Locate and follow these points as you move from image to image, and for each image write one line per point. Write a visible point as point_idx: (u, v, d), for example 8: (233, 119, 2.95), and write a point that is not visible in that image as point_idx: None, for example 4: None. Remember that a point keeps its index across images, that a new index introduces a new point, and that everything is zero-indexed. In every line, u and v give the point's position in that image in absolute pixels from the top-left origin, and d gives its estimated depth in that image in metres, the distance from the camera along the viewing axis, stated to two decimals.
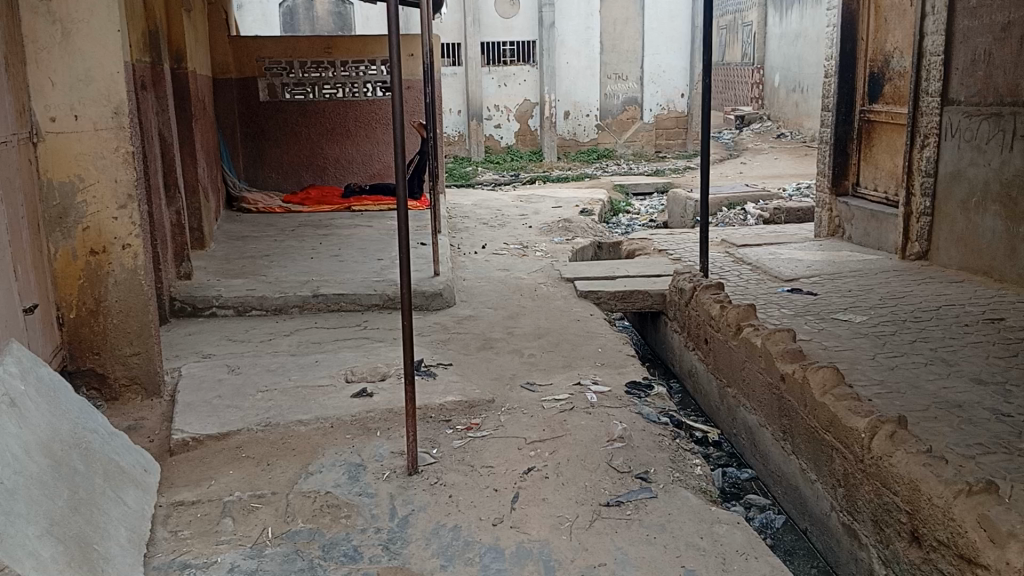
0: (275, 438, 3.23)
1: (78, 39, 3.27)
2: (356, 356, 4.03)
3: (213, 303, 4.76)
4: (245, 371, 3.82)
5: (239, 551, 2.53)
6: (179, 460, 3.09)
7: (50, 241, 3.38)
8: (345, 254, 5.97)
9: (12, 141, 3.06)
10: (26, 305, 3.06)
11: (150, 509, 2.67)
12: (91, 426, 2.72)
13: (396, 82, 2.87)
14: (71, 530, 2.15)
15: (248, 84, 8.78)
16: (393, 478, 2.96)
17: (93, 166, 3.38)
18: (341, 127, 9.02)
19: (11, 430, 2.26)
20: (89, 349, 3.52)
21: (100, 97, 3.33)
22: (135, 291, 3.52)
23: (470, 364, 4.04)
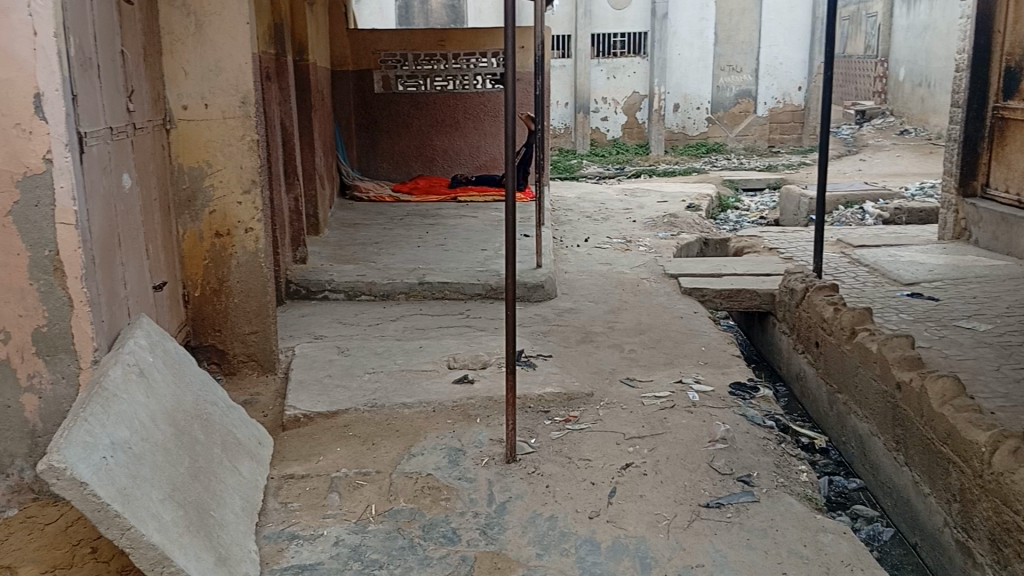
0: (381, 419, 3.34)
1: (210, 30, 3.44)
2: (459, 343, 4.10)
3: (325, 287, 4.95)
4: (354, 353, 3.95)
5: (344, 525, 2.63)
6: (290, 435, 3.24)
7: (180, 223, 3.60)
8: (451, 244, 6.08)
9: (148, 127, 3.26)
10: (156, 282, 3.27)
11: (263, 481, 2.81)
12: (212, 398, 2.89)
13: (509, 74, 2.89)
14: (191, 497, 2.28)
15: (363, 76, 9.04)
16: (491, 465, 3.01)
17: (221, 153, 3.57)
18: (451, 119, 9.21)
19: (140, 399, 2.43)
20: (211, 327, 3.72)
21: (228, 86, 3.51)
22: (256, 272, 3.70)
23: (571, 357, 4.04)
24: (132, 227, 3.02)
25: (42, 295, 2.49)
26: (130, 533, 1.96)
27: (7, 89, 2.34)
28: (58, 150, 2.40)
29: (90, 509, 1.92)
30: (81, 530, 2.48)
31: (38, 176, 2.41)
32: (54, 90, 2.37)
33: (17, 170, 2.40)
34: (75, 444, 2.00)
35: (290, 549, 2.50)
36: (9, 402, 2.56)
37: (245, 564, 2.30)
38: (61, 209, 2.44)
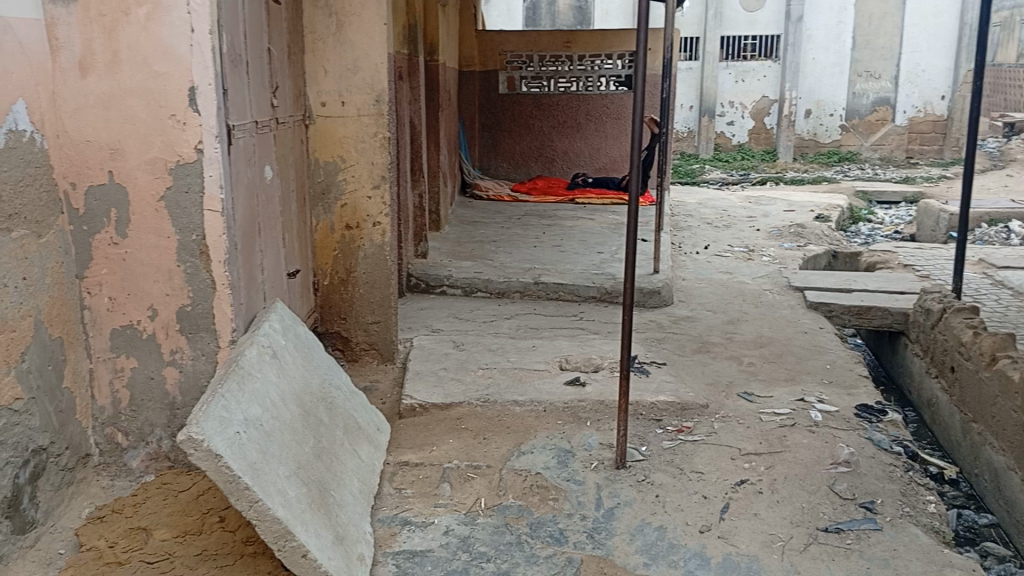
0: (493, 415, 3.38)
1: (350, 30, 3.58)
2: (572, 345, 4.10)
3: (444, 282, 5.07)
4: (469, 348, 4.03)
5: (454, 515, 2.68)
6: (406, 424, 3.34)
7: (313, 215, 3.77)
8: (568, 245, 6.08)
9: (289, 122, 3.44)
10: (290, 270, 3.44)
11: (379, 465, 2.91)
12: (336, 383, 3.02)
13: (638, 78, 2.86)
14: (313, 475, 2.39)
15: (489, 76, 9.18)
16: (601, 470, 2.99)
17: (354, 149, 3.72)
18: (573, 120, 9.22)
19: (272, 379, 2.57)
20: (336, 315, 3.88)
21: (364, 85, 3.65)
22: (381, 265, 3.84)
23: (686, 366, 3.97)
24: (272, 217, 3.19)
25: (188, 277, 2.67)
26: (258, 506, 2.07)
27: (166, 82, 2.52)
28: (208, 141, 2.56)
29: (223, 480, 2.04)
30: (211, 500, 2.64)
31: (190, 164, 2.58)
32: (207, 84, 2.53)
33: (171, 158, 2.57)
34: (212, 418, 2.13)
35: (403, 534, 2.58)
36: (153, 374, 2.75)
37: (361, 545, 2.39)
38: (209, 195, 2.60)
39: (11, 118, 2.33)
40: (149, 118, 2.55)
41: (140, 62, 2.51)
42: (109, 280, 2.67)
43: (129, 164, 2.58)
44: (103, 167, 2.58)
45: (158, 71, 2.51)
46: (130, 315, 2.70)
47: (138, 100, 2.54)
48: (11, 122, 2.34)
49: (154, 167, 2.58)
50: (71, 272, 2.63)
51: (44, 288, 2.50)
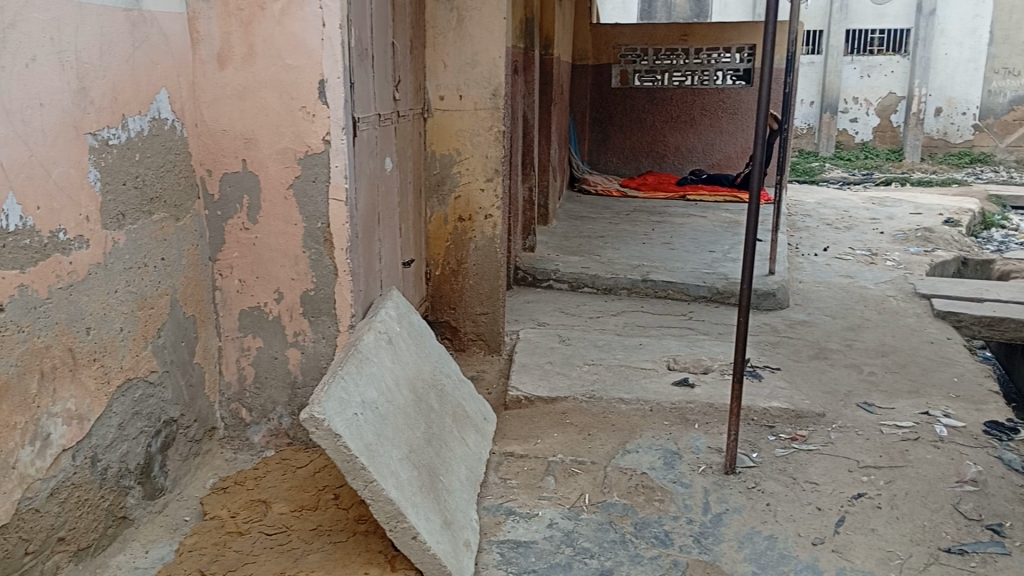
0: (598, 412, 3.37)
1: (471, 25, 3.62)
2: (681, 345, 4.02)
3: (551, 276, 5.08)
4: (574, 343, 4.02)
5: (558, 509, 2.69)
6: (512, 415, 3.37)
7: (428, 206, 3.86)
8: (677, 243, 5.98)
9: (409, 115, 3.52)
10: (405, 259, 3.54)
11: (486, 454, 2.95)
12: (447, 371, 3.08)
13: (764, 73, 2.77)
14: (423, 460, 2.46)
15: (602, 70, 9.14)
16: (709, 474, 2.93)
17: (470, 142, 3.78)
18: (686, 115, 9.06)
19: (387, 364, 2.65)
20: (446, 304, 3.97)
21: (482, 79, 3.69)
22: (491, 257, 3.90)
23: (801, 372, 3.83)
24: (390, 207, 3.28)
25: (312, 263, 2.78)
26: (372, 486, 2.14)
27: (297, 75, 2.62)
28: (336, 133, 2.65)
29: (341, 459, 2.12)
30: (326, 477, 2.75)
31: (317, 155, 2.68)
32: (336, 77, 2.61)
33: (300, 148, 2.68)
34: (333, 399, 2.21)
35: (507, 524, 2.60)
36: (277, 354, 2.88)
37: (467, 531, 2.44)
38: (334, 185, 2.70)
39: (155, 108, 2.48)
40: (281, 109, 2.66)
41: (274, 55, 2.62)
42: (239, 263, 2.81)
43: (261, 153, 2.71)
44: (238, 155, 2.71)
45: (291, 64, 2.62)
46: (257, 297, 2.84)
47: (271, 92, 2.65)
48: (155, 111, 2.49)
49: (285, 157, 2.70)
50: (205, 254, 2.79)
51: (181, 268, 2.66)
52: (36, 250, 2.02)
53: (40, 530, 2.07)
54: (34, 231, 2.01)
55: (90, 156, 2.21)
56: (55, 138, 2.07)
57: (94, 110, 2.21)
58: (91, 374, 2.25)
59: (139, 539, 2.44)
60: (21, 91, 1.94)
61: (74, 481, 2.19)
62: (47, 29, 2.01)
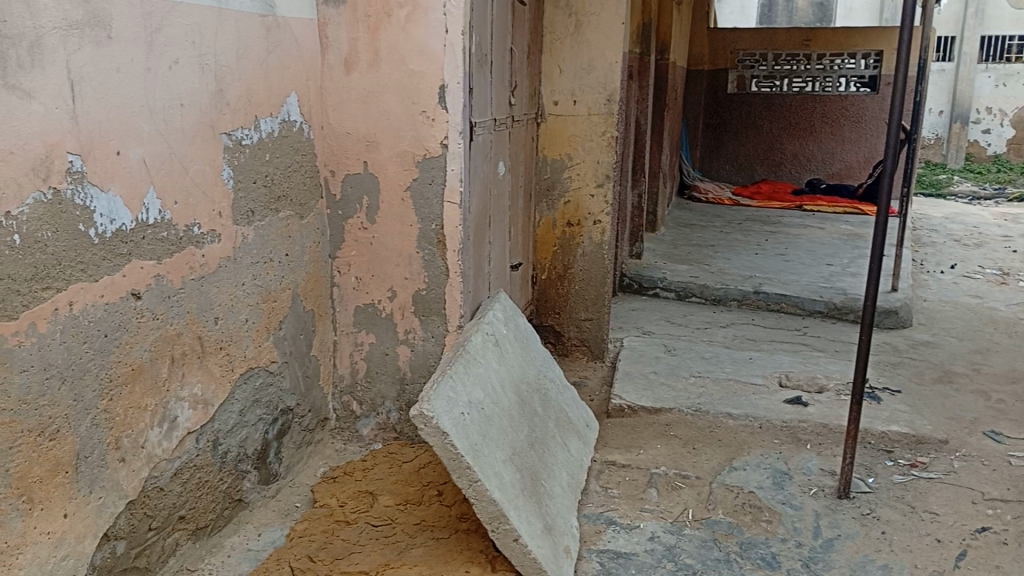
0: (704, 426, 3.29)
1: (588, 30, 3.61)
2: (794, 361, 3.88)
3: (657, 285, 5.00)
4: (681, 354, 3.95)
5: (660, 522, 2.65)
6: (614, 423, 3.35)
7: (538, 210, 3.88)
8: (792, 255, 5.77)
9: (524, 120, 3.55)
10: (513, 262, 3.57)
11: (587, 461, 2.93)
12: (551, 375, 3.09)
13: (897, 80, 2.64)
14: (526, 463, 2.47)
15: (719, 75, 8.89)
16: (821, 497, 2.82)
17: (582, 147, 3.77)
18: (806, 122, 8.82)
19: (493, 366, 2.67)
20: (551, 309, 3.98)
21: (597, 85, 3.67)
22: (599, 264, 3.88)
23: (923, 396, 3.62)
24: (502, 211, 3.32)
25: (425, 263, 2.84)
26: (477, 486, 2.16)
27: (419, 80, 2.69)
28: (453, 137, 2.71)
29: (448, 458, 2.15)
30: (430, 473, 2.80)
31: (435, 158, 2.74)
32: (456, 82, 2.66)
33: (419, 152, 2.75)
34: (441, 397, 2.25)
35: (608, 533, 2.59)
36: (388, 351, 2.96)
37: (567, 537, 2.43)
38: (449, 189, 2.75)
39: (285, 110, 2.60)
40: (402, 113, 2.73)
41: (398, 60, 2.69)
42: (357, 261, 2.91)
43: (382, 156, 2.79)
44: (359, 157, 2.81)
45: (414, 70, 2.69)
46: (372, 295, 2.93)
47: (393, 96, 2.72)
48: (285, 114, 2.61)
49: (403, 160, 2.77)
50: (326, 251, 2.90)
51: (303, 264, 2.78)
52: (173, 242, 2.16)
53: (163, 508, 2.21)
54: (171, 224, 2.14)
55: (224, 155, 2.34)
56: (193, 138, 2.20)
57: (230, 112, 2.34)
58: (217, 361, 2.38)
59: (253, 522, 2.56)
60: (164, 93, 2.07)
61: (197, 462, 2.32)
62: (189, 34, 2.14)
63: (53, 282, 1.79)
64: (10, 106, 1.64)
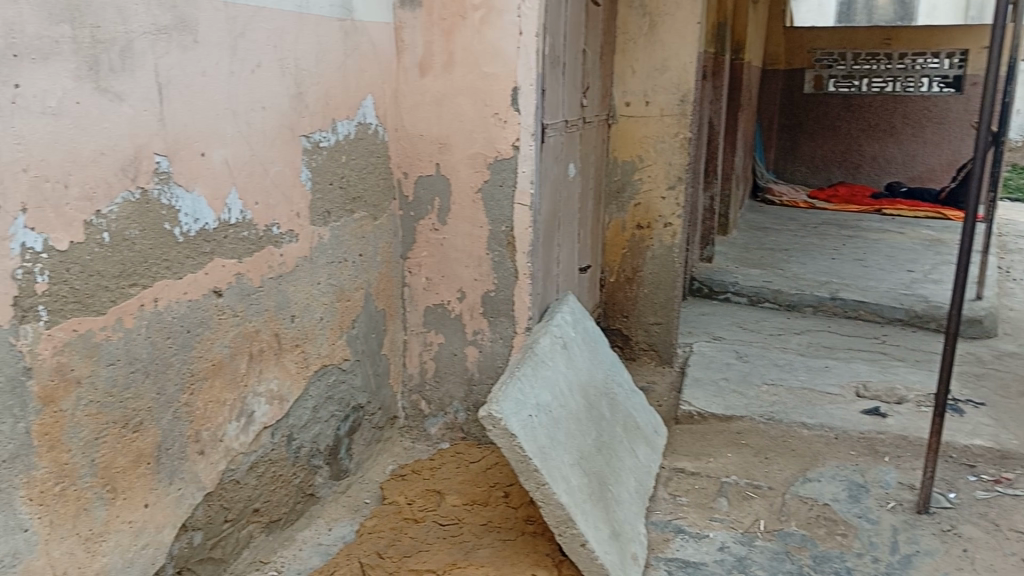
0: (777, 434, 3.21)
1: (662, 31, 3.57)
2: (872, 370, 3.76)
3: (729, 289, 4.90)
4: (752, 360, 3.86)
5: (731, 533, 2.60)
6: (684, 430, 3.30)
7: (607, 213, 3.85)
8: (870, 260, 5.58)
9: (595, 121, 3.53)
10: (582, 264, 3.55)
11: (655, 468, 2.90)
12: (619, 380, 3.06)
13: (988, 80, 2.52)
14: (594, 467, 2.46)
15: (795, 75, 8.68)
16: (898, 511, 2.71)
17: (654, 149, 3.72)
18: (886, 123, 8.56)
19: (561, 369, 2.66)
20: (619, 312, 3.94)
21: (671, 85, 3.62)
22: (668, 267, 3.83)
23: (1010, 410, 3.45)
24: (572, 213, 3.31)
25: (495, 265, 2.85)
26: (544, 489, 2.15)
27: (492, 83, 2.70)
28: (525, 139, 2.71)
29: (516, 460, 2.15)
30: (498, 475, 2.81)
31: (506, 160, 2.75)
32: (529, 84, 2.67)
33: (490, 154, 2.76)
34: (510, 399, 2.25)
35: (676, 542, 2.55)
36: (456, 351, 2.98)
37: (635, 544, 2.41)
38: (520, 190, 2.76)
39: (361, 113, 2.65)
40: (475, 116, 2.75)
41: (472, 63, 2.71)
42: (427, 262, 2.94)
43: (454, 158, 2.81)
44: (432, 159, 2.83)
45: (487, 72, 2.70)
46: (442, 295, 2.96)
47: (467, 98, 2.74)
48: (361, 116, 2.66)
49: (475, 162, 2.78)
50: (398, 252, 2.94)
51: (375, 264, 2.82)
52: (252, 242, 2.21)
53: (239, 500, 2.27)
54: (252, 224, 2.20)
55: (303, 157, 2.39)
56: (274, 140, 2.25)
57: (308, 115, 2.39)
58: (293, 358, 2.43)
59: (324, 517, 2.61)
60: (246, 97, 2.13)
61: (272, 456, 2.38)
62: (271, 38, 2.20)
63: (139, 279, 1.86)
64: (101, 108, 1.71)
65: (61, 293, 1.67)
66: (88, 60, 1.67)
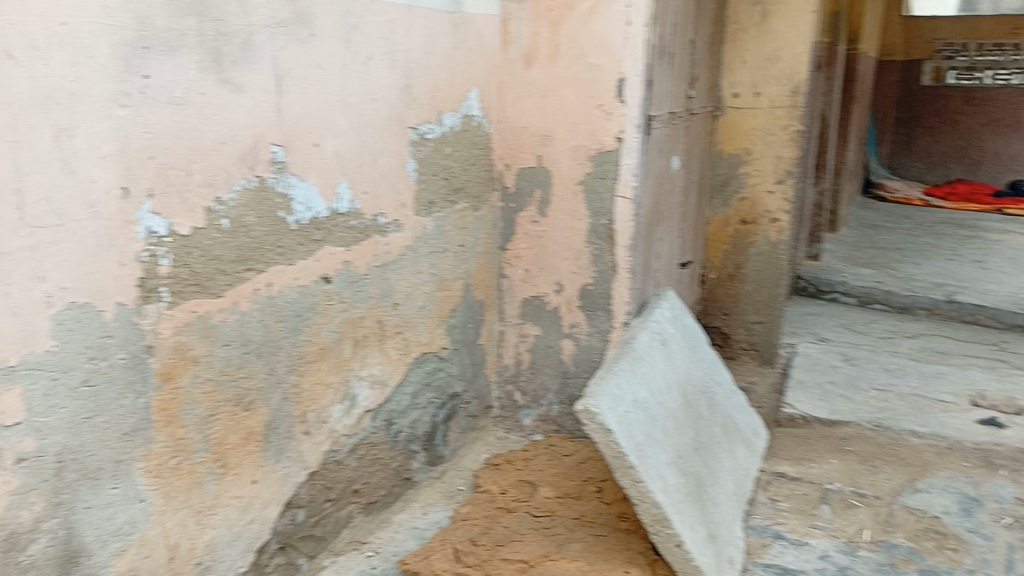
0: (885, 443, 3.07)
1: (775, 19, 3.44)
2: (989, 378, 3.54)
3: (836, 289, 4.71)
4: (860, 364, 3.70)
5: (833, 541, 2.50)
6: (785, 433, 3.19)
7: (710, 207, 3.76)
8: (992, 262, 5.25)
9: (701, 113, 3.44)
10: (683, 259, 3.49)
11: (754, 471, 2.82)
12: (718, 379, 2.99)
13: None
14: (691, 467, 2.41)
15: (912, 66, 8.30)
16: (1016, 529, 2.55)
17: (762, 142, 3.60)
18: (1011, 118, 8.07)
19: (659, 365, 2.62)
20: (720, 309, 3.85)
21: (782, 76, 3.49)
22: (773, 265, 3.72)
23: None
24: (674, 207, 3.25)
25: (594, 258, 2.83)
26: (640, 487, 2.12)
27: (597, 74, 2.67)
28: (629, 131, 2.68)
29: (612, 456, 2.12)
30: (592, 469, 2.79)
31: (609, 153, 2.72)
32: (635, 75, 2.64)
33: (593, 146, 2.73)
34: (607, 394, 2.22)
35: (774, 548, 2.47)
36: (552, 344, 2.98)
37: (731, 548, 2.35)
38: (622, 183, 2.73)
39: (466, 105, 2.67)
40: (579, 107, 2.73)
41: (577, 54, 2.68)
42: (526, 254, 2.94)
43: (556, 150, 2.80)
44: (534, 151, 2.83)
45: (593, 63, 2.67)
46: (540, 288, 2.96)
47: (571, 90, 2.72)
48: (466, 108, 2.68)
49: (578, 154, 2.76)
50: (497, 243, 2.95)
51: (475, 255, 2.85)
52: (360, 231, 2.27)
53: (340, 480, 2.34)
54: (360, 214, 2.26)
55: (409, 147, 2.43)
56: (382, 131, 2.30)
57: (415, 106, 2.43)
58: (394, 344, 2.49)
59: (420, 501, 2.66)
60: (358, 89, 2.18)
61: (372, 440, 2.44)
62: (383, 31, 2.24)
63: (255, 264, 1.94)
64: (223, 98, 1.79)
65: (182, 275, 1.76)
66: (212, 52, 1.74)
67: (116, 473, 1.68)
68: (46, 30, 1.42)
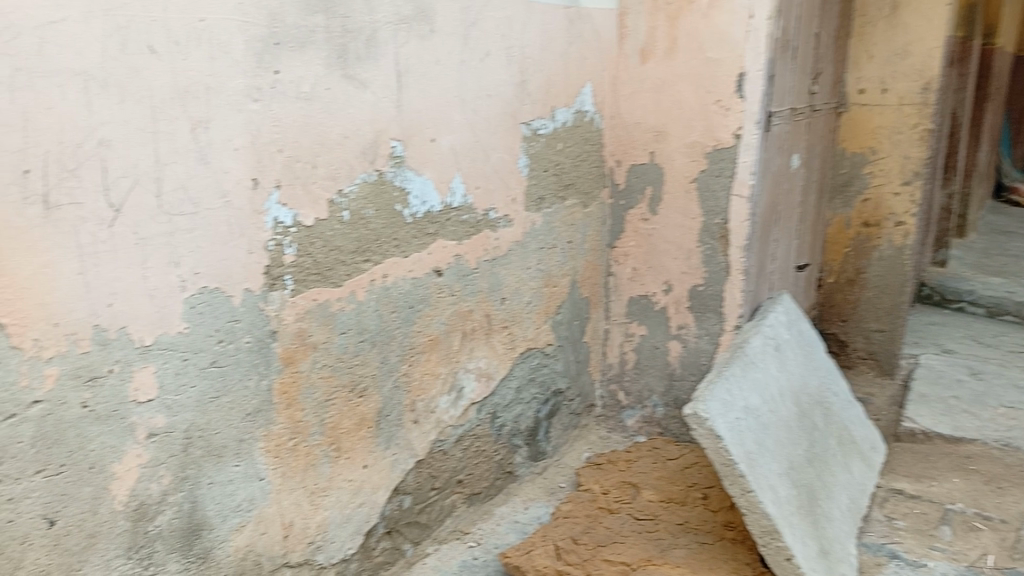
0: (1014, 464, 2.87)
1: (907, 12, 3.26)
2: None
3: (964, 298, 4.44)
4: (988, 379, 3.46)
5: (954, 565, 2.36)
6: (903, 449, 3.03)
7: (830, 208, 3.60)
8: None
9: (824, 110, 3.30)
10: (799, 262, 3.36)
11: (871, 486, 2.69)
12: (835, 389, 2.86)
13: None
14: (804, 479, 2.32)
15: None
16: None
17: (889, 141, 3.42)
18: None
19: (772, 372, 2.53)
20: (837, 315, 3.68)
21: (913, 72, 3.31)
22: (897, 270, 3.54)
23: None
24: (792, 207, 3.13)
25: (706, 258, 2.77)
26: (749, 496, 2.06)
27: (716, 69, 2.60)
28: (748, 127, 2.60)
29: (720, 462, 2.06)
30: (697, 475, 2.73)
31: (726, 150, 2.65)
32: (757, 70, 2.55)
33: (709, 143, 2.67)
34: (717, 399, 2.16)
35: (890, 568, 2.35)
36: (659, 345, 2.93)
37: (845, 565, 2.25)
38: (739, 182, 2.65)
39: (579, 101, 2.66)
40: (696, 104, 2.66)
41: (696, 48, 2.62)
42: (634, 252, 2.90)
43: (670, 146, 2.74)
44: (647, 147, 2.78)
45: (712, 57, 2.60)
46: (648, 287, 2.91)
47: (688, 86, 2.66)
48: (579, 104, 2.67)
49: (693, 151, 2.70)
50: (606, 241, 2.92)
51: (583, 252, 2.83)
52: (472, 225, 2.29)
53: (446, 470, 2.38)
54: (472, 208, 2.28)
55: (522, 143, 2.44)
56: (496, 126, 2.32)
57: (530, 102, 2.43)
58: (501, 339, 2.50)
59: (521, 495, 2.67)
60: (475, 85, 2.20)
61: (477, 432, 2.47)
62: (500, 27, 2.25)
63: (372, 255, 1.98)
64: (347, 93, 1.84)
65: (305, 265, 1.82)
66: (338, 49, 1.80)
67: (238, 451, 1.76)
68: (185, 26, 1.50)
